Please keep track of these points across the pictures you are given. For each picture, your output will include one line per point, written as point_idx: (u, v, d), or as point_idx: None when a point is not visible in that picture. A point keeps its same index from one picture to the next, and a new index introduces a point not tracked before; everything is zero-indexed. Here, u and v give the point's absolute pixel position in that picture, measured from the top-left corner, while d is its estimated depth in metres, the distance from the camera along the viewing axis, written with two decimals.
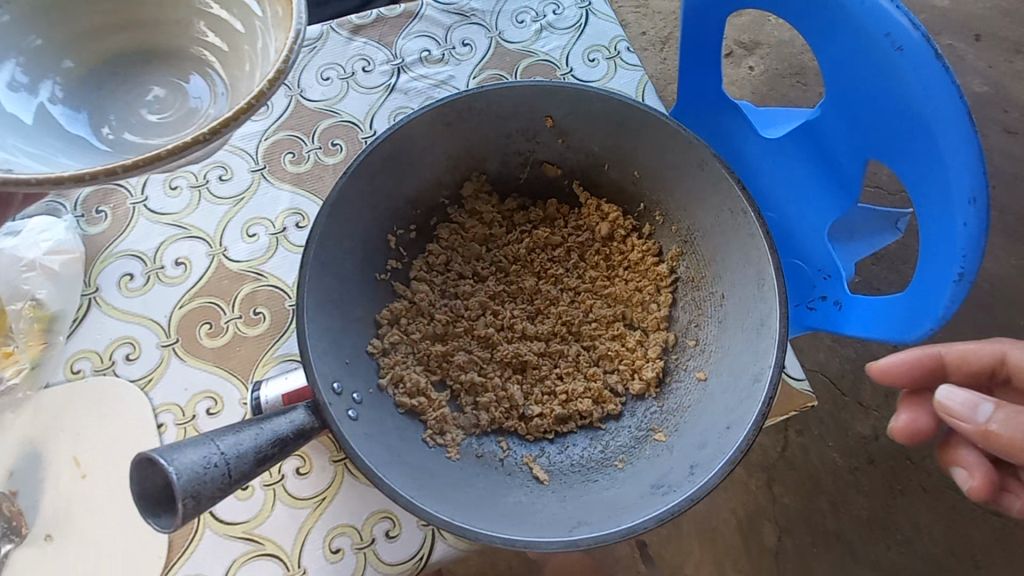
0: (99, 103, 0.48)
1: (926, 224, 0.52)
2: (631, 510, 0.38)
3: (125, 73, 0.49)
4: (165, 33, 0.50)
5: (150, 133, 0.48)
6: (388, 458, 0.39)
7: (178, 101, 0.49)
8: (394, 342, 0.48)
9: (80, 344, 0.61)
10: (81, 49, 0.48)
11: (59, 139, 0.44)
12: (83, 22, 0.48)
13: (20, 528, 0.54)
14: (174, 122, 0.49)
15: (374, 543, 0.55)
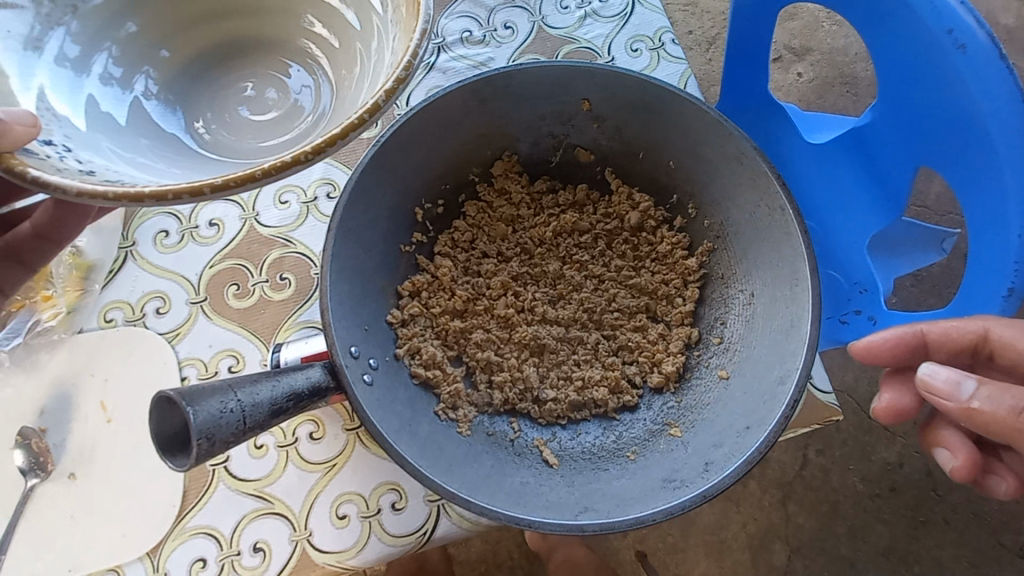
0: (193, 91, 0.50)
1: (975, 237, 0.49)
2: (641, 501, 0.38)
3: (221, 61, 0.51)
4: (262, 24, 0.50)
5: (242, 129, 0.50)
6: (398, 425, 0.40)
7: (272, 97, 0.51)
8: (414, 314, 0.48)
9: (115, 295, 0.63)
10: (179, 39, 0.49)
11: (151, 136, 0.45)
12: (185, 8, 0.48)
13: (45, 464, 0.56)
14: (267, 121, 0.50)
15: (379, 513, 0.56)
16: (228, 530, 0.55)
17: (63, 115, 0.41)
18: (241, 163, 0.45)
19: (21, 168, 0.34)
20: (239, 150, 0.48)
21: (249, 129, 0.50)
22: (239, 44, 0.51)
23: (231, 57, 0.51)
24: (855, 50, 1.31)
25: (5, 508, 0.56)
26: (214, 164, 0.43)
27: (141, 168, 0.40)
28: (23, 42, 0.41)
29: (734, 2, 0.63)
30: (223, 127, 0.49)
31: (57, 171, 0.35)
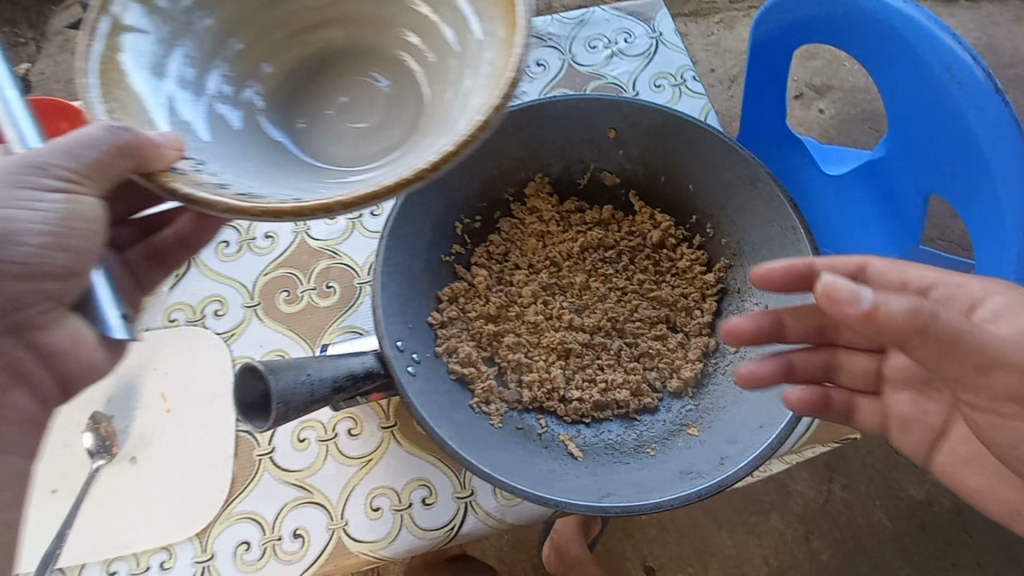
0: (293, 98, 0.46)
1: (984, 256, 0.52)
2: (660, 488, 0.41)
3: (318, 64, 0.47)
4: (370, 27, 0.47)
5: (343, 134, 0.46)
6: (439, 411, 0.44)
7: (374, 97, 0.46)
8: (451, 317, 0.52)
9: (179, 297, 0.69)
10: (280, 48, 0.46)
11: (258, 144, 0.43)
12: (282, 13, 0.45)
13: (111, 447, 0.62)
14: (371, 121, 0.46)
15: (410, 507, 0.60)
16: (271, 516, 0.60)
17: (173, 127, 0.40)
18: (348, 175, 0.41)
19: (172, 184, 0.36)
20: (342, 156, 0.44)
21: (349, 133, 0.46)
22: (341, 45, 0.47)
23: (329, 55, 0.47)
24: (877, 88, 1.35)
25: (72, 487, 0.61)
26: (322, 177, 0.41)
27: (252, 181, 0.38)
28: (147, 62, 0.41)
29: (751, 44, 0.68)
30: (324, 134, 0.46)
31: (200, 185, 0.37)
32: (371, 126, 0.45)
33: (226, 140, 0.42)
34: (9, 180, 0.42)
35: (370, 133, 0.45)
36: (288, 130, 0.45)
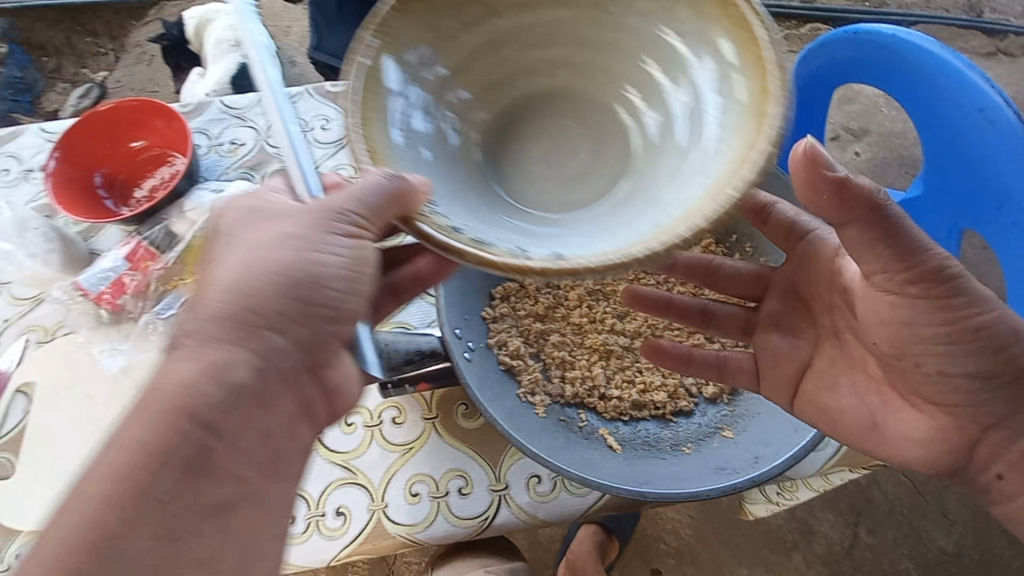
0: (500, 145, 0.52)
1: (1015, 287, 0.56)
2: (697, 480, 0.44)
3: (522, 115, 0.53)
4: (581, 84, 0.52)
5: (547, 182, 0.51)
6: (489, 394, 0.49)
7: (581, 150, 0.52)
8: (503, 313, 0.56)
9: None
10: (492, 99, 0.52)
11: (474, 190, 0.48)
12: (498, 68, 0.51)
13: None
14: (573, 175, 0.51)
15: (447, 495, 0.64)
16: (315, 493, 0.64)
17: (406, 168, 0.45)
18: (560, 228, 0.46)
19: (423, 229, 0.42)
20: (546, 204, 0.50)
21: (553, 183, 0.51)
22: (552, 98, 0.52)
23: (541, 108, 0.53)
24: (914, 135, 1.38)
25: None
26: (538, 230, 0.45)
27: (484, 231, 0.44)
28: (399, 117, 0.46)
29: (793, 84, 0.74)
30: (528, 181, 0.51)
31: (442, 231, 0.41)
32: (574, 179, 0.51)
33: (451, 186, 0.47)
34: (320, 225, 0.47)
35: (569, 185, 0.51)
36: (497, 179, 0.51)
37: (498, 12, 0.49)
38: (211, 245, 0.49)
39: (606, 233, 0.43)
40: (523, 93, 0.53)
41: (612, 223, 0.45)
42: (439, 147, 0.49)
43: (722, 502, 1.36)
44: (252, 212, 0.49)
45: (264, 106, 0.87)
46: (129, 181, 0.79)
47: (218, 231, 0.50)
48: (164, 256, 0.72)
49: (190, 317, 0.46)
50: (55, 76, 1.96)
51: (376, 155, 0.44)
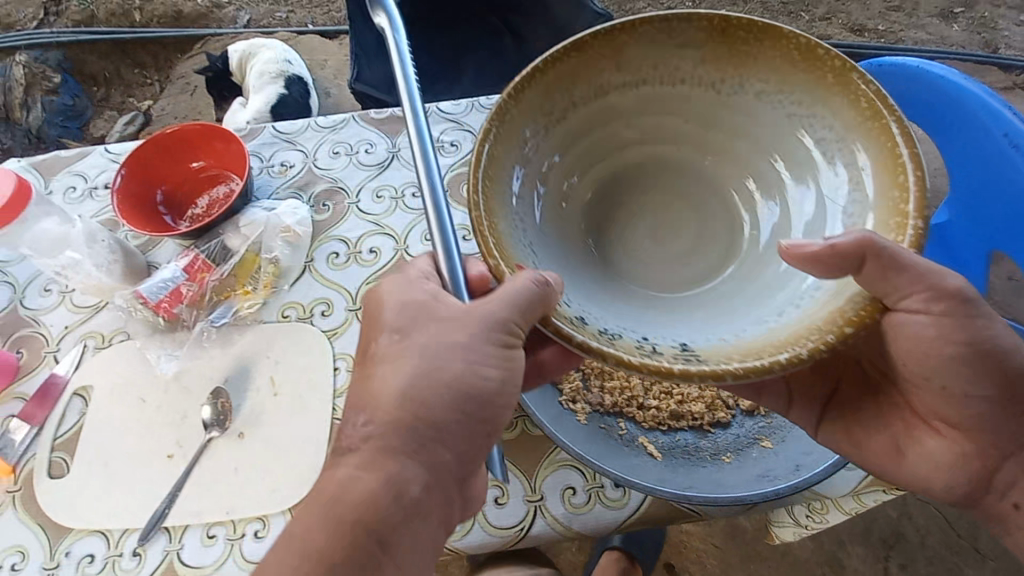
0: (601, 222, 0.60)
1: None
2: (738, 486, 0.46)
3: (616, 196, 0.60)
4: (673, 165, 0.59)
5: (644, 250, 0.59)
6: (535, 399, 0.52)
7: (681, 224, 0.60)
8: None
9: (293, 296, 0.79)
10: (590, 179, 0.60)
11: (581, 266, 0.55)
12: (599, 155, 0.59)
13: (224, 421, 0.70)
14: (672, 244, 0.59)
15: (483, 505, 0.65)
16: None
17: (527, 244, 0.52)
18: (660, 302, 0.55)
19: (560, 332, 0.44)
20: (641, 271, 0.58)
21: (649, 252, 0.59)
22: (653, 175, 0.61)
23: (642, 179, 0.61)
24: (935, 167, 1.41)
25: (186, 454, 0.68)
26: (647, 313, 0.51)
27: (595, 308, 0.50)
28: (514, 204, 0.52)
29: None
30: (626, 250, 0.59)
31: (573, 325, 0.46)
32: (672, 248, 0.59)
33: (563, 258, 0.55)
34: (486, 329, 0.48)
35: (666, 253, 0.59)
36: (599, 245, 0.59)
37: (606, 90, 0.56)
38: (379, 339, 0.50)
39: (714, 319, 0.51)
40: (618, 173, 0.60)
41: (724, 302, 0.53)
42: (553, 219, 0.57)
43: (747, 531, 1.34)
44: (416, 313, 0.50)
45: (313, 132, 0.93)
46: (187, 197, 0.85)
47: (378, 325, 0.51)
48: (219, 268, 0.77)
49: (362, 418, 0.48)
50: (103, 104, 2.24)
51: (503, 252, 0.48)
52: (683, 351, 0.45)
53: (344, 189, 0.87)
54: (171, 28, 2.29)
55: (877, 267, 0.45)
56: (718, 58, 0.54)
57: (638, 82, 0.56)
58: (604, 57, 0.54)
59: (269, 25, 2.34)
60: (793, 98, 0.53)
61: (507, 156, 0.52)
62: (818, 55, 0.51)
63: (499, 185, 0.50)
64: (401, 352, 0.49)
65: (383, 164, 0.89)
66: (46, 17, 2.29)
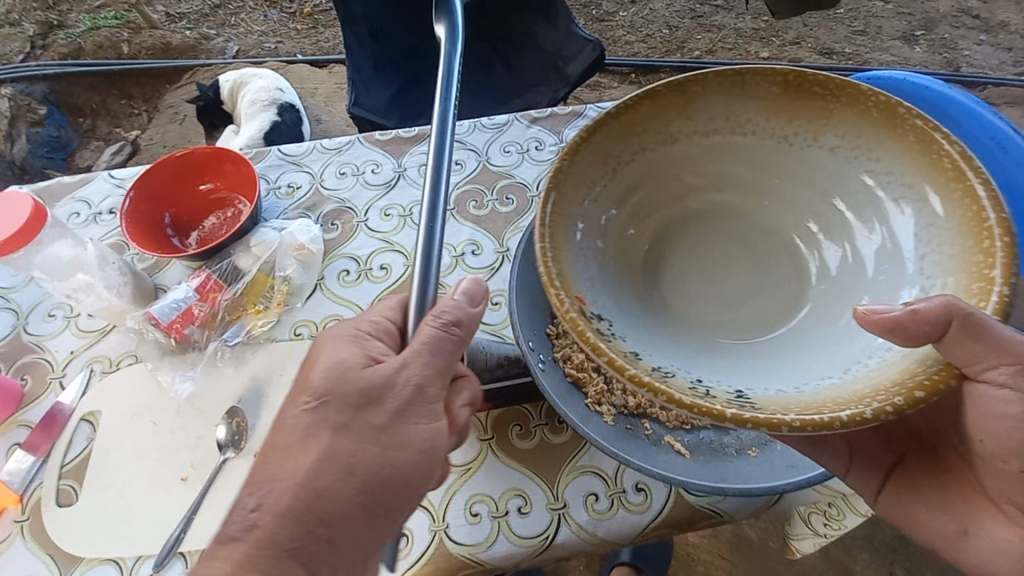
0: (656, 266, 0.59)
1: None
2: (767, 476, 0.49)
3: (674, 238, 0.60)
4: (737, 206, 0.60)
5: (706, 293, 0.58)
6: (566, 401, 0.54)
7: (743, 270, 0.59)
8: (565, 330, 0.59)
9: (306, 314, 0.79)
10: (648, 222, 0.60)
11: (644, 314, 0.54)
12: (661, 199, 0.60)
13: (239, 441, 0.69)
14: (732, 292, 0.58)
15: (507, 515, 0.65)
16: None
17: (584, 278, 0.52)
18: (721, 346, 0.53)
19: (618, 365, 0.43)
20: (702, 316, 0.56)
21: (710, 298, 0.58)
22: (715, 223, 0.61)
23: (701, 226, 0.61)
24: None
25: (201, 475, 0.67)
26: (715, 362, 0.50)
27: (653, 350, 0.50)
28: (575, 244, 0.53)
29: None
30: (683, 297, 0.58)
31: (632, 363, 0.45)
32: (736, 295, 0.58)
33: (620, 296, 0.54)
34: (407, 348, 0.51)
35: (728, 301, 0.58)
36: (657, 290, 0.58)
37: (675, 137, 0.58)
38: (307, 402, 0.50)
39: (776, 368, 0.49)
40: (681, 213, 0.61)
41: (786, 352, 0.52)
42: (609, 259, 0.56)
43: (753, 541, 1.35)
44: (337, 380, 0.51)
45: (319, 154, 0.95)
46: (194, 219, 0.85)
47: (306, 384, 0.52)
48: (231, 288, 0.77)
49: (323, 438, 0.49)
50: (89, 135, 2.23)
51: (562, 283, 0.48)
52: (737, 395, 0.44)
53: (352, 209, 0.89)
54: (159, 59, 2.30)
55: (960, 333, 0.43)
56: (790, 114, 0.56)
57: (709, 131, 0.59)
58: (674, 106, 0.57)
59: (258, 55, 2.37)
60: (865, 154, 0.54)
61: (573, 195, 0.54)
62: (896, 113, 0.52)
63: (564, 219, 0.52)
64: (319, 418, 0.50)
65: (389, 183, 0.91)
66: (32, 51, 2.29)
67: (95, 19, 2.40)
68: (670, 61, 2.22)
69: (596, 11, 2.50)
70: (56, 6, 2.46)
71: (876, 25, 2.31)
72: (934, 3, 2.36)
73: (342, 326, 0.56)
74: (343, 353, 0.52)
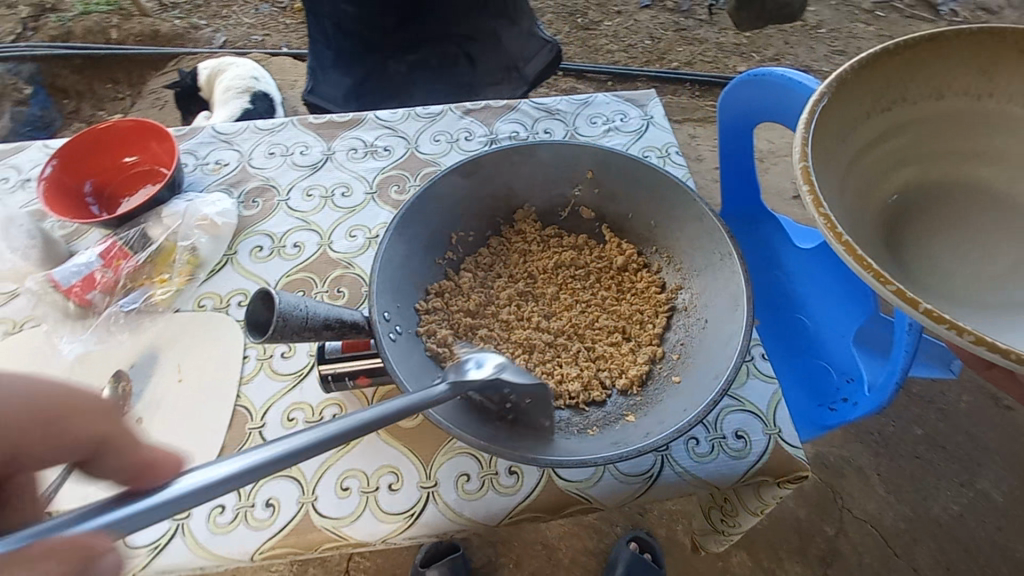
0: (867, 183, 0.51)
1: None
2: (594, 450, 0.48)
3: (890, 166, 0.52)
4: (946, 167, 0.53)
5: (938, 252, 0.51)
6: (418, 369, 0.53)
7: (987, 241, 0.51)
8: (435, 307, 0.60)
9: (210, 287, 0.80)
10: (875, 148, 0.51)
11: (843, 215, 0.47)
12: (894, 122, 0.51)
13: (124, 405, 0.70)
14: (981, 262, 0.50)
15: (376, 491, 0.65)
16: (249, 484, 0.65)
17: (837, 202, 0.47)
18: (973, 313, 0.46)
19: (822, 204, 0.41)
20: (942, 286, 0.49)
21: (947, 261, 0.51)
22: (930, 184, 0.53)
23: (948, 197, 0.53)
24: None
25: None
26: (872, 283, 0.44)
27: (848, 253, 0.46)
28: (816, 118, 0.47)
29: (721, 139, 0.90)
30: (922, 254, 0.51)
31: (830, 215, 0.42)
32: (965, 258, 0.50)
33: (848, 204, 0.48)
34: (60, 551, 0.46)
35: (966, 281, 0.49)
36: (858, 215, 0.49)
37: (943, 96, 0.51)
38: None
39: None
40: (906, 160, 0.53)
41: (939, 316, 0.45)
42: (846, 194, 0.49)
43: (684, 547, 1.34)
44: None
45: (251, 133, 0.96)
46: (116, 192, 0.87)
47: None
48: (135, 255, 0.79)
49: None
50: (73, 116, 2.30)
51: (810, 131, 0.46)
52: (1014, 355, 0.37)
53: (276, 188, 0.90)
54: (147, 45, 2.34)
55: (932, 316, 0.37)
56: (969, 67, 0.50)
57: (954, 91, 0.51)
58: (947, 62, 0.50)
59: (244, 46, 2.41)
60: None
61: (829, 142, 0.48)
62: None
63: (818, 149, 0.47)
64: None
65: (316, 165, 0.93)
66: (25, 32, 2.36)
67: (86, 2, 2.45)
68: (648, 70, 2.24)
69: (581, 20, 2.52)
70: None
71: (855, 46, 2.34)
72: (916, 28, 2.38)
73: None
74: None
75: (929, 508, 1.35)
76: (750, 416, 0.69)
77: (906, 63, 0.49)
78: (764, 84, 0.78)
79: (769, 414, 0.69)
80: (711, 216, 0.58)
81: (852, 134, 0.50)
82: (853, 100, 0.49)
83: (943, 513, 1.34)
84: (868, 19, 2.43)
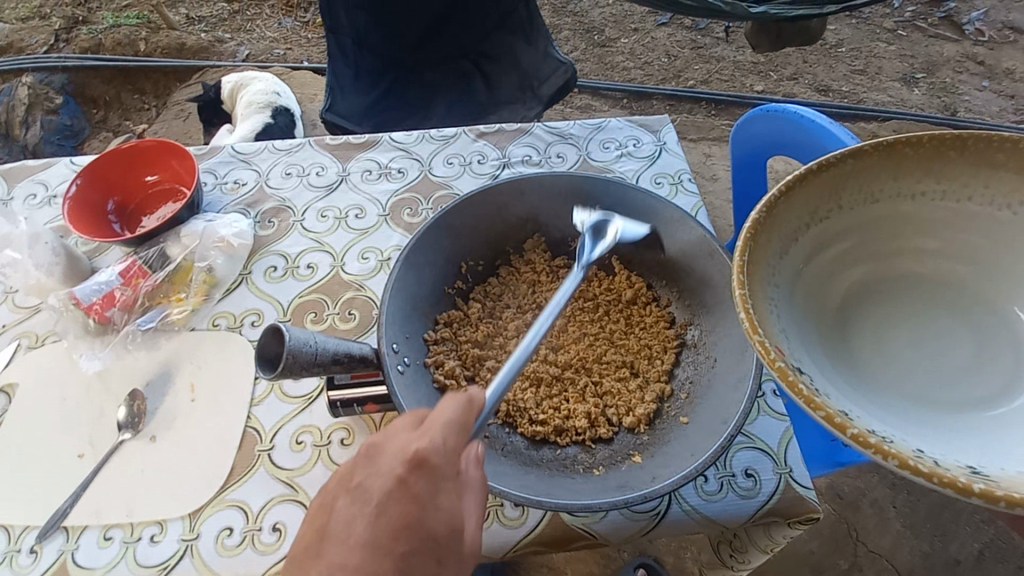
0: (819, 284, 0.47)
1: None
2: (589, 496, 0.48)
3: (841, 264, 0.48)
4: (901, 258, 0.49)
5: (901, 358, 0.45)
6: (425, 401, 0.54)
7: (945, 338, 0.46)
8: (444, 336, 0.61)
9: (225, 306, 0.81)
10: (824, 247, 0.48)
11: (792, 325, 0.43)
12: (840, 220, 0.48)
13: (138, 423, 0.71)
14: (952, 357, 0.45)
15: None
16: (257, 507, 0.65)
17: (782, 324, 0.42)
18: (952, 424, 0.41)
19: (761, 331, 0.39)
20: (911, 388, 0.44)
21: (911, 364, 0.45)
22: (887, 279, 0.48)
23: (913, 286, 0.48)
24: None
25: (96, 453, 0.69)
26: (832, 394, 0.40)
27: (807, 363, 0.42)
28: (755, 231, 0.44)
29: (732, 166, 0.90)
30: (885, 359, 0.45)
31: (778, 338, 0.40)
32: (929, 358, 0.45)
33: (797, 314, 0.44)
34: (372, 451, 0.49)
35: (938, 381, 0.44)
36: (810, 321, 0.45)
37: (879, 199, 0.48)
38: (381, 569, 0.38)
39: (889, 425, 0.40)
40: (860, 255, 0.48)
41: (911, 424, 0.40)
42: (795, 309, 0.45)
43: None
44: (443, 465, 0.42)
45: (269, 154, 0.98)
46: (139, 209, 0.89)
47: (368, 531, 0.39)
48: (154, 274, 0.81)
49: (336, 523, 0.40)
50: (100, 125, 2.36)
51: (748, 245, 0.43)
52: (975, 474, 0.35)
53: (291, 209, 0.91)
54: (173, 58, 2.40)
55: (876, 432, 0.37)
56: (896, 170, 0.48)
57: (890, 194, 0.48)
58: (880, 167, 0.47)
59: (266, 59, 2.45)
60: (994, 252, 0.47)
61: (768, 257, 0.44)
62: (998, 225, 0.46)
63: (758, 262, 0.43)
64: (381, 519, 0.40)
65: (331, 186, 0.94)
66: (56, 43, 2.44)
67: (116, 17, 2.53)
68: (664, 88, 2.24)
69: (598, 37, 2.54)
70: (86, 3, 2.61)
71: (876, 66, 2.31)
72: (939, 48, 2.35)
73: (413, 497, 0.39)
74: (430, 511, 0.40)
75: (948, 546, 1.30)
76: (760, 454, 0.68)
77: (840, 167, 0.47)
78: (777, 118, 0.79)
79: (780, 452, 0.68)
80: (723, 254, 0.58)
81: (796, 240, 0.46)
82: (792, 206, 0.46)
83: (962, 552, 1.30)
84: (889, 38, 2.40)
